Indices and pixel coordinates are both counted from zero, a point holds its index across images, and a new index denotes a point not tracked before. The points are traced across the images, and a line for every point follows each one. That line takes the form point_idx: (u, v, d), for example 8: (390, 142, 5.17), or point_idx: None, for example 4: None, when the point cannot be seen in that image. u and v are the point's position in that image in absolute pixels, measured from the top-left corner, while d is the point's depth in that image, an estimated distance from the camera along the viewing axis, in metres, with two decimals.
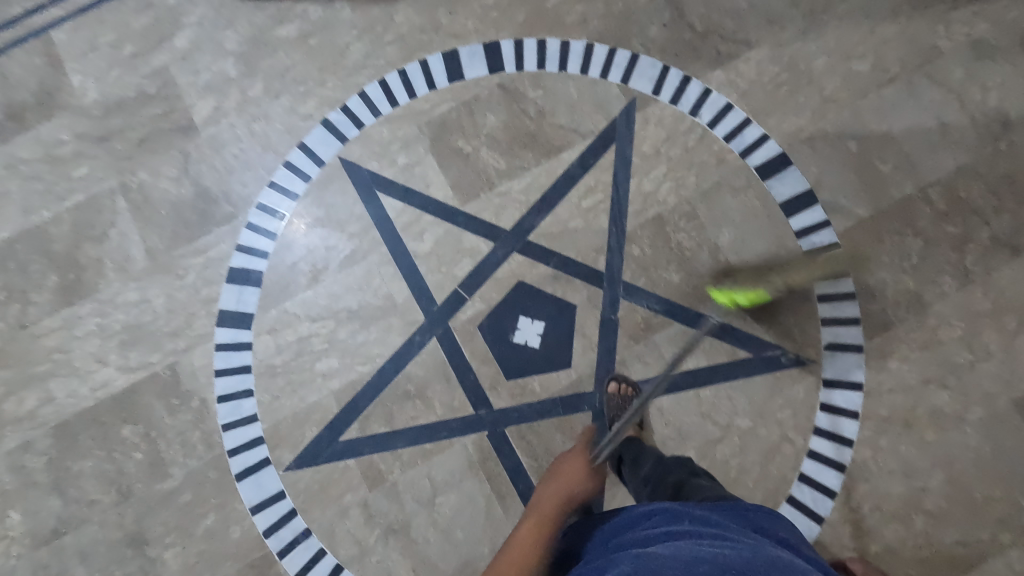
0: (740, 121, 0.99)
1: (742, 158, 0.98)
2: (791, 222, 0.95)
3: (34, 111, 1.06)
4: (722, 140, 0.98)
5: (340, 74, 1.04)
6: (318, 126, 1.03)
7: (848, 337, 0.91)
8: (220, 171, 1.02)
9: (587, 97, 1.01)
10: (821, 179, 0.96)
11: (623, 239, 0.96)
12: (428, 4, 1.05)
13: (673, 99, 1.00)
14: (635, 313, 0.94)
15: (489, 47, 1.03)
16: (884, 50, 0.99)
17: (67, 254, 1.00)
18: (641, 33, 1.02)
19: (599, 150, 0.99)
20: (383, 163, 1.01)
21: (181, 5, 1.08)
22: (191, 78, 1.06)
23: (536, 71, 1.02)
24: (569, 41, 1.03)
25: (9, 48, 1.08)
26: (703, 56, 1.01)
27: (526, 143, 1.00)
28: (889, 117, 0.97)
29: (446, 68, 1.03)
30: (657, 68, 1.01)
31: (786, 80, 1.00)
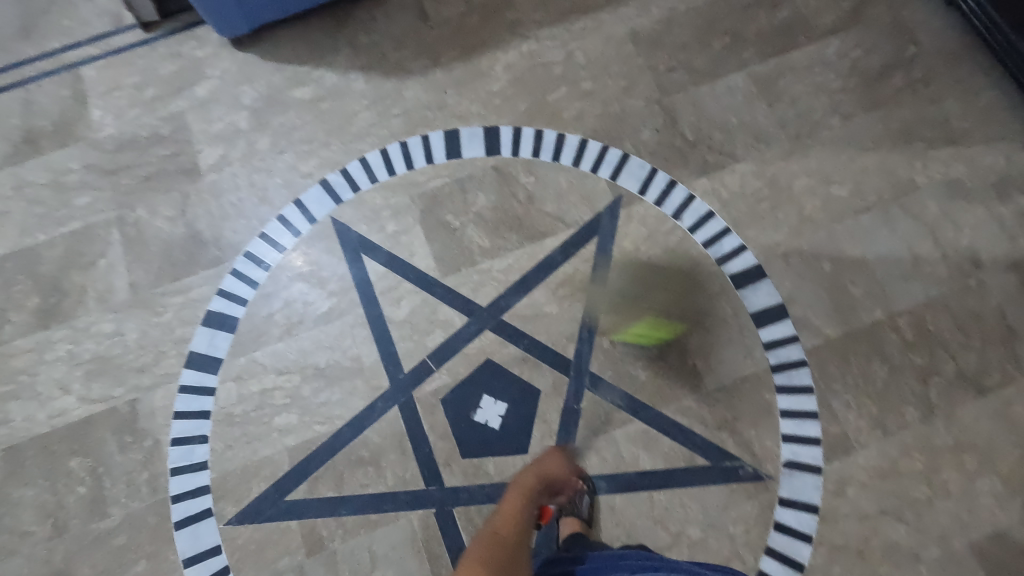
0: (720, 229, 1.02)
1: (719, 265, 1.00)
2: (761, 333, 0.97)
3: (51, 138, 1.11)
4: (701, 245, 1.01)
5: (344, 139, 1.09)
6: (316, 184, 1.07)
7: (807, 456, 0.91)
8: (216, 216, 1.05)
9: (576, 188, 1.05)
10: (792, 295, 0.98)
11: (594, 330, 0.98)
12: (436, 84, 1.12)
13: (658, 200, 1.04)
14: (597, 406, 0.94)
15: (488, 131, 1.09)
16: (863, 178, 1.04)
17: (53, 278, 1.03)
18: (633, 136, 1.08)
19: (581, 240, 1.02)
20: (372, 227, 1.04)
21: (207, 58, 1.15)
22: (204, 126, 1.11)
23: (531, 158, 1.07)
24: (565, 134, 1.08)
25: (41, 77, 1.15)
26: (690, 163, 1.06)
27: (512, 225, 1.03)
28: (863, 243, 1.01)
29: (445, 145, 1.08)
30: (645, 169, 1.06)
31: (767, 196, 1.04)
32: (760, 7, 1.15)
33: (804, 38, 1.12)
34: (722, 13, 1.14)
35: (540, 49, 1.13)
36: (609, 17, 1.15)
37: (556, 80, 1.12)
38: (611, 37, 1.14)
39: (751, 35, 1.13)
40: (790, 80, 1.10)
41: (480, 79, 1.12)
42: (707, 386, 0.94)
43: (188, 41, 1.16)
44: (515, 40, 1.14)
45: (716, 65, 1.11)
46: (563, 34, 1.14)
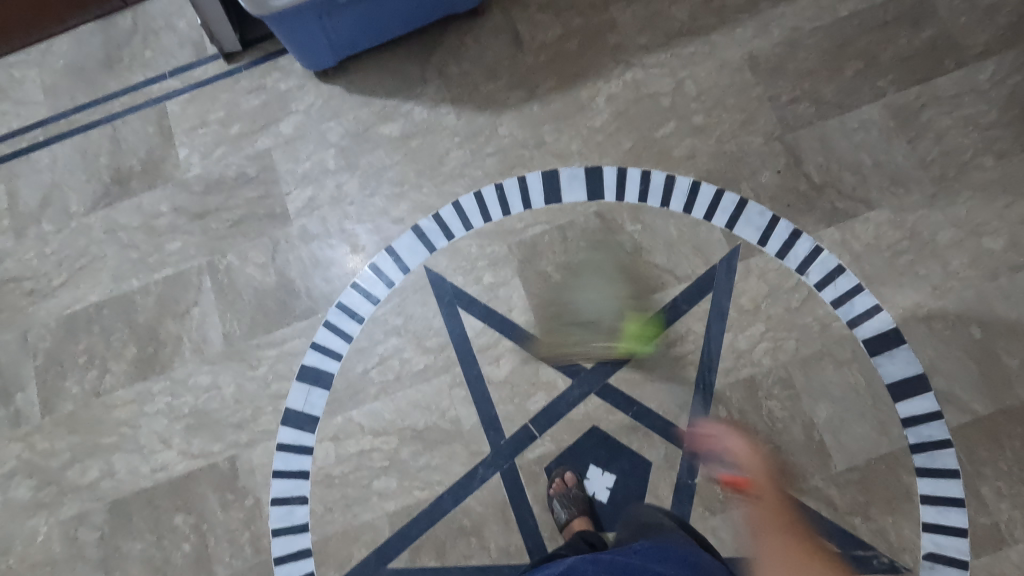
0: (852, 286, 0.92)
1: (850, 328, 0.91)
2: (899, 406, 0.87)
3: (139, 178, 1.09)
4: (830, 304, 0.92)
5: (436, 180, 1.03)
6: (409, 231, 1.02)
7: (952, 549, 0.83)
8: (307, 264, 1.02)
9: (687, 238, 0.96)
10: (935, 364, 0.88)
11: (709, 397, 0.91)
12: (533, 119, 1.04)
13: (780, 252, 0.94)
14: (714, 482, 0.88)
15: (591, 172, 1.01)
16: (1021, 230, 0.92)
17: (149, 327, 1.02)
18: (752, 177, 0.98)
19: (694, 297, 0.94)
20: (468, 279, 0.98)
21: (292, 91, 1.10)
22: (291, 166, 1.07)
23: (637, 203, 0.99)
24: (675, 175, 0.99)
25: (125, 113, 1.13)
26: (817, 210, 0.95)
27: (616, 279, 0.96)
28: (1020, 306, 0.89)
29: (544, 189, 1.01)
30: (765, 217, 0.96)
31: (906, 248, 0.93)
32: (900, 24, 1.01)
33: (952, 61, 0.99)
34: (853, 33, 1.01)
35: (644, 78, 1.04)
36: (723, 40, 1.04)
37: (664, 113, 1.02)
38: (725, 63, 1.03)
39: (889, 58, 1.00)
40: (935, 111, 0.97)
41: (579, 112, 1.03)
42: (836, 464, 0.87)
43: (272, 73, 1.11)
44: (617, 68, 1.05)
45: (847, 94, 0.99)
46: (672, 61, 1.04)
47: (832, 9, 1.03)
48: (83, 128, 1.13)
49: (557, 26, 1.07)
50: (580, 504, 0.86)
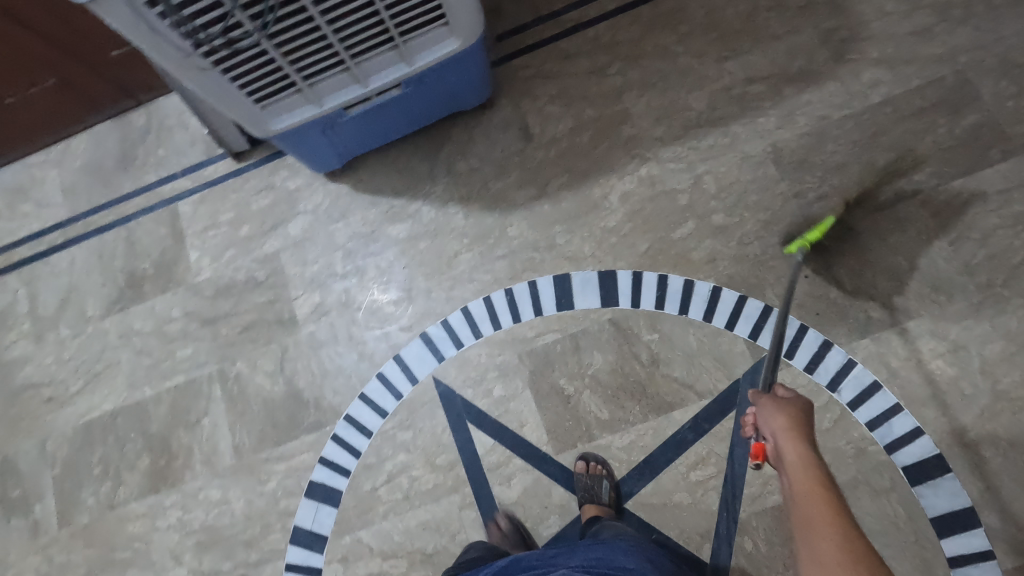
0: (889, 406, 0.85)
1: (887, 452, 0.84)
2: (944, 544, 0.80)
3: (152, 281, 1.10)
4: (865, 425, 0.85)
5: (445, 285, 1.00)
6: (417, 339, 0.99)
7: None
8: (315, 373, 1.00)
9: (708, 349, 0.91)
10: (985, 497, 0.81)
11: (734, 527, 0.85)
12: (544, 219, 1.00)
13: (809, 366, 0.88)
14: None
15: (604, 276, 0.96)
16: None
17: (162, 437, 1.02)
18: (778, 283, 0.92)
19: (715, 415, 0.89)
20: (478, 392, 0.95)
21: (300, 189, 1.09)
22: (299, 268, 1.05)
23: (654, 309, 0.94)
24: (694, 279, 0.94)
25: (139, 214, 1.13)
26: (849, 319, 0.88)
27: (632, 392, 0.91)
28: None
29: (556, 294, 0.97)
30: (792, 326, 0.90)
31: (950, 364, 0.85)
32: (938, 111, 0.93)
33: (998, 153, 0.91)
34: (887, 121, 0.94)
35: (659, 173, 0.99)
36: (745, 131, 0.98)
37: (681, 211, 0.97)
38: (746, 157, 0.97)
39: (927, 149, 0.92)
40: (980, 209, 0.89)
41: (591, 211, 0.99)
42: None
43: (281, 171, 1.10)
44: (631, 162, 1.00)
45: (880, 190, 0.92)
46: (689, 154, 0.99)
47: (862, 95, 0.96)
48: (99, 229, 1.14)
49: (568, 117, 1.03)
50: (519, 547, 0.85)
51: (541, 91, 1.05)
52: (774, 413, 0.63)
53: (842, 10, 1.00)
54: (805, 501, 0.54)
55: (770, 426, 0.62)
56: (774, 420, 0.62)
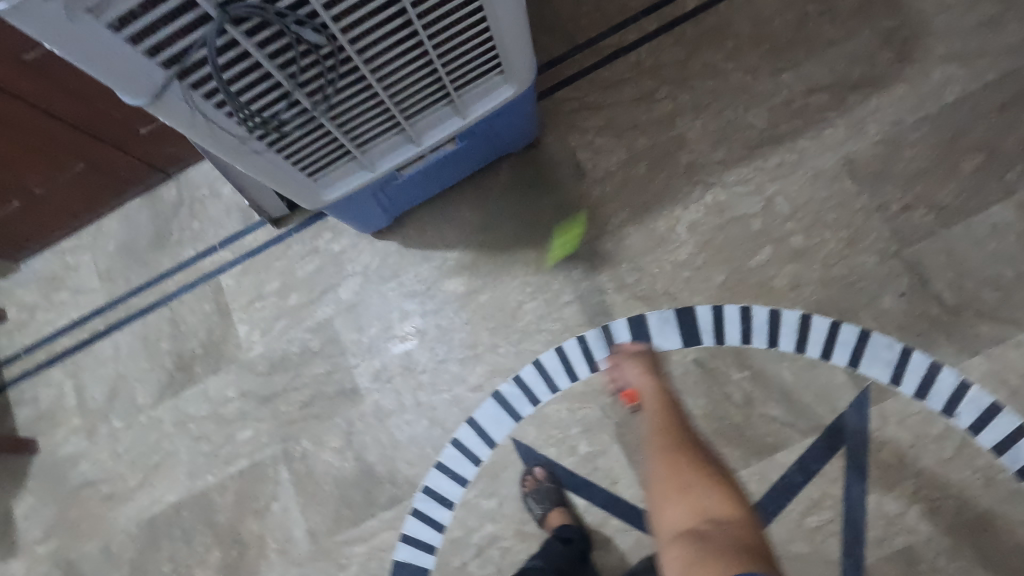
0: (1013, 428, 0.79)
1: (1019, 479, 0.78)
2: None
3: (202, 362, 1.05)
4: (990, 451, 0.79)
5: (512, 338, 0.95)
6: (489, 398, 0.93)
7: None
8: (385, 445, 0.95)
9: (805, 382, 0.85)
10: None
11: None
12: (609, 258, 0.95)
13: (919, 391, 0.82)
14: None
15: (682, 314, 0.91)
16: None
17: (231, 527, 0.97)
18: (871, 304, 0.86)
19: (824, 453, 0.83)
20: (563, 450, 0.90)
21: (346, 251, 1.04)
22: (355, 334, 1.01)
23: (740, 344, 0.88)
24: (780, 308, 0.88)
25: (180, 292, 1.09)
26: (956, 338, 0.83)
27: (729, 435, 0.86)
28: None
29: (633, 337, 0.92)
30: (894, 350, 0.84)
31: None
32: (1019, 106, 0.88)
33: None
34: (965, 121, 0.89)
35: (726, 199, 0.93)
36: (812, 145, 0.93)
37: (756, 236, 0.91)
38: (818, 173, 0.91)
39: (1013, 148, 0.87)
40: None
41: (658, 246, 0.94)
42: None
43: (323, 233, 1.06)
44: (694, 190, 0.95)
45: (969, 194, 0.87)
46: (756, 176, 0.93)
47: (934, 95, 0.91)
48: (141, 312, 1.09)
49: (621, 148, 0.98)
50: (552, 497, 0.87)
51: (588, 124, 1.00)
52: (632, 369, 0.85)
53: (900, 7, 0.95)
54: (652, 460, 0.76)
55: (633, 375, 0.85)
56: (632, 373, 0.85)
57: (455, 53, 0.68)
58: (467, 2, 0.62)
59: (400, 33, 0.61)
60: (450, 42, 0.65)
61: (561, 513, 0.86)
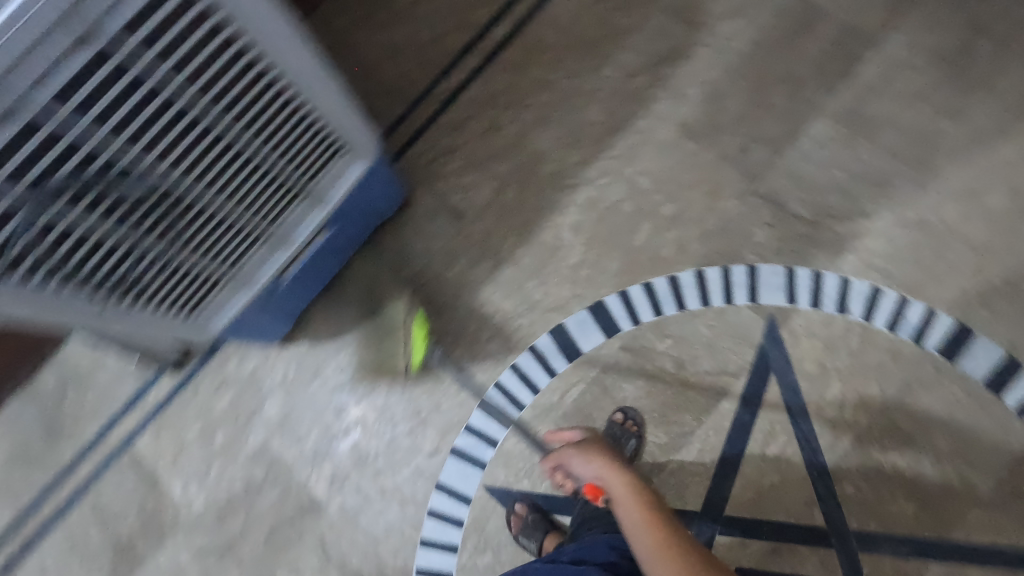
0: (897, 303, 0.89)
1: (918, 345, 0.87)
2: (1006, 399, 0.84)
3: (145, 541, 0.97)
4: (887, 330, 0.88)
5: (451, 391, 0.95)
6: (449, 457, 0.93)
7: None
8: (365, 545, 0.92)
9: (720, 330, 0.92)
10: (1015, 340, 0.86)
11: (830, 481, 0.85)
12: (513, 283, 0.98)
13: (813, 301, 0.91)
14: (884, 567, 0.82)
15: (595, 309, 0.95)
16: (1014, 174, 0.91)
17: None
18: (748, 241, 0.94)
19: (759, 386, 0.89)
20: (536, 478, 0.91)
21: (259, 369, 1.00)
22: (296, 448, 0.97)
23: (654, 317, 0.94)
24: (675, 273, 0.95)
25: (94, 478, 1.00)
26: (824, 245, 0.92)
27: (675, 402, 0.90)
28: None
29: (559, 348, 0.95)
30: (780, 274, 0.92)
31: (923, 241, 0.90)
32: (797, 35, 1.01)
33: (863, 48, 0.98)
34: (761, 62, 1.00)
35: (595, 193, 0.99)
36: (649, 123, 1.01)
37: (632, 217, 0.98)
38: (662, 144, 1.00)
39: (806, 71, 0.99)
40: (874, 100, 0.96)
41: (552, 256, 0.98)
42: (983, 488, 0.82)
43: (229, 360, 1.01)
44: (565, 195, 1.00)
45: (788, 121, 0.97)
46: (612, 164, 1.00)
47: (730, 48, 1.02)
48: (56, 515, 0.99)
49: (486, 180, 1.02)
50: (541, 526, 0.86)
51: (449, 168, 1.04)
52: (588, 460, 0.68)
53: None
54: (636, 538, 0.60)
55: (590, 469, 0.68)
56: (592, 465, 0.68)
57: (292, 155, 0.69)
58: (284, 111, 0.64)
59: (225, 156, 0.62)
60: (281, 148, 0.66)
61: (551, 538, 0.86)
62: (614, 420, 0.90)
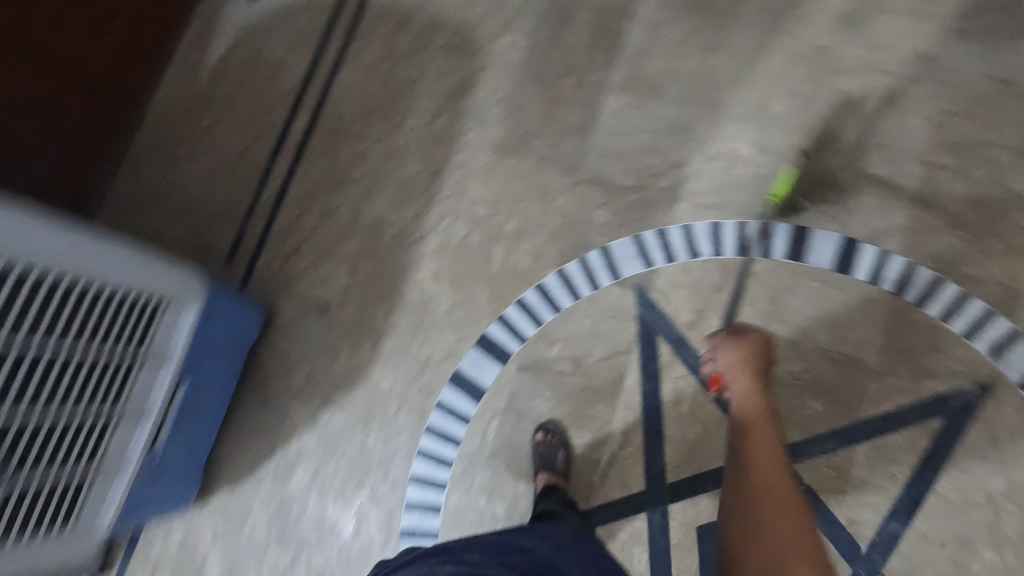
0: (737, 229, 0.95)
1: (768, 259, 0.93)
2: (858, 276, 0.90)
3: None
4: (738, 256, 0.94)
5: (381, 477, 0.95)
6: (401, 540, 0.92)
7: (998, 333, 0.86)
8: None
9: (598, 315, 0.95)
10: (844, 222, 0.93)
11: None
12: (399, 350, 0.98)
13: (667, 256, 0.95)
14: (819, 469, 0.86)
15: (483, 343, 0.97)
16: (787, 80, 0.99)
17: None
18: (592, 226, 0.98)
19: (652, 352, 0.93)
20: (489, 524, 0.91)
21: (188, 535, 0.97)
22: None
23: (537, 328, 0.96)
24: (540, 280, 0.98)
25: None
26: (657, 203, 0.98)
27: (585, 398, 0.93)
28: (843, 128, 0.96)
29: (465, 393, 0.96)
30: (630, 244, 0.97)
31: (738, 166, 0.97)
32: (563, 28, 1.07)
33: (623, 19, 1.06)
34: (541, 63, 1.06)
35: (442, 237, 1.02)
36: (466, 154, 1.05)
37: (483, 245, 1.00)
38: (485, 170, 1.03)
39: (583, 57, 1.05)
40: (650, 61, 1.03)
41: (425, 310, 0.99)
42: (870, 362, 0.88)
43: (155, 540, 0.97)
44: (415, 249, 1.02)
45: (584, 107, 1.03)
46: (447, 205, 1.03)
47: (510, 61, 1.07)
48: None
49: (339, 265, 1.03)
50: None
51: (301, 268, 1.04)
52: (738, 376, 0.76)
53: (441, 22, 1.11)
54: (755, 466, 0.64)
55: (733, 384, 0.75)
56: (737, 382, 0.75)
57: (101, 335, 0.70)
58: (69, 300, 0.66)
59: (16, 362, 0.62)
60: (78, 323, 0.67)
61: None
62: (538, 440, 0.91)
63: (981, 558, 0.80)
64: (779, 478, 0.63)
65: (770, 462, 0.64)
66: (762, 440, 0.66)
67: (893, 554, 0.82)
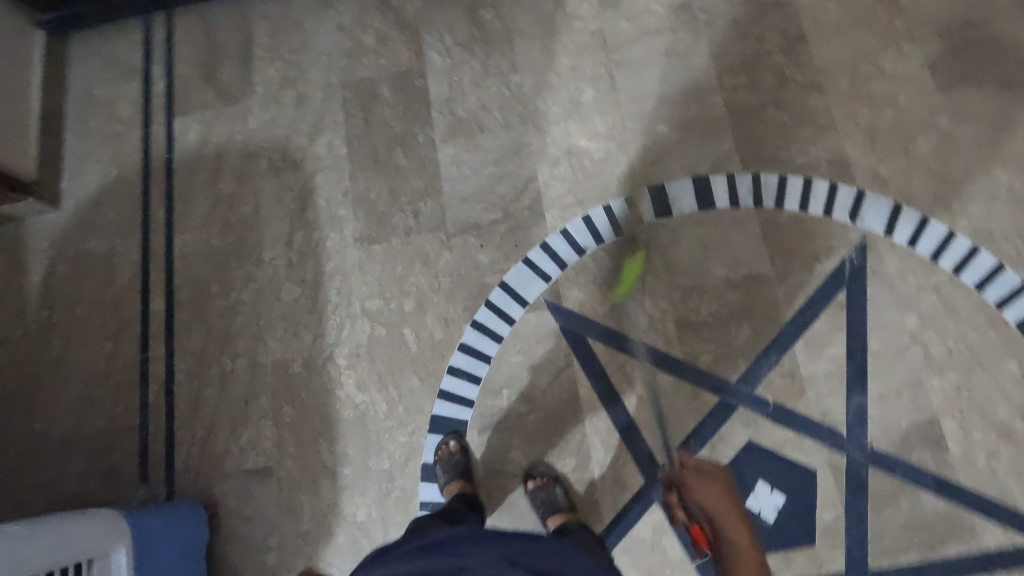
0: (605, 213, 1.00)
1: (643, 226, 0.99)
2: (721, 205, 0.98)
3: None
4: (618, 236, 0.99)
5: None
6: None
7: (848, 199, 0.96)
8: None
9: (526, 346, 0.96)
10: (688, 166, 1.00)
11: (690, 366, 0.92)
12: (359, 473, 0.94)
13: (560, 264, 0.98)
14: (776, 383, 0.90)
15: (436, 426, 0.95)
16: (583, 71, 1.07)
17: None
18: (482, 269, 1.00)
19: (589, 355, 0.95)
20: None
21: None
22: None
23: (478, 385, 0.95)
24: (460, 341, 0.97)
25: None
26: (528, 222, 1.01)
27: (553, 427, 0.93)
28: (647, 91, 1.05)
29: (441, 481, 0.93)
30: (523, 268, 0.99)
31: (580, 159, 1.03)
32: (372, 108, 1.10)
33: (421, 78, 1.10)
34: (367, 147, 1.08)
35: (350, 345, 0.99)
36: (335, 259, 1.03)
37: (392, 333, 0.99)
38: (360, 264, 1.02)
39: (402, 125, 1.08)
40: (462, 104, 1.08)
41: (366, 422, 0.95)
42: (767, 271, 0.95)
43: None
44: (329, 369, 0.98)
45: (423, 168, 1.06)
46: (340, 313, 1.01)
47: (338, 157, 1.08)
48: None
49: (260, 421, 0.97)
50: None
51: (223, 443, 0.97)
52: (706, 487, 0.72)
53: (256, 150, 1.10)
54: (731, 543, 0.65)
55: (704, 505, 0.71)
56: (709, 494, 0.71)
57: None
58: None
59: None
60: None
61: (461, 486, 0.88)
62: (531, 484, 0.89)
63: (932, 389, 0.88)
64: (747, 547, 0.64)
65: (749, 551, 0.63)
66: (738, 524, 0.67)
67: (870, 423, 0.87)
